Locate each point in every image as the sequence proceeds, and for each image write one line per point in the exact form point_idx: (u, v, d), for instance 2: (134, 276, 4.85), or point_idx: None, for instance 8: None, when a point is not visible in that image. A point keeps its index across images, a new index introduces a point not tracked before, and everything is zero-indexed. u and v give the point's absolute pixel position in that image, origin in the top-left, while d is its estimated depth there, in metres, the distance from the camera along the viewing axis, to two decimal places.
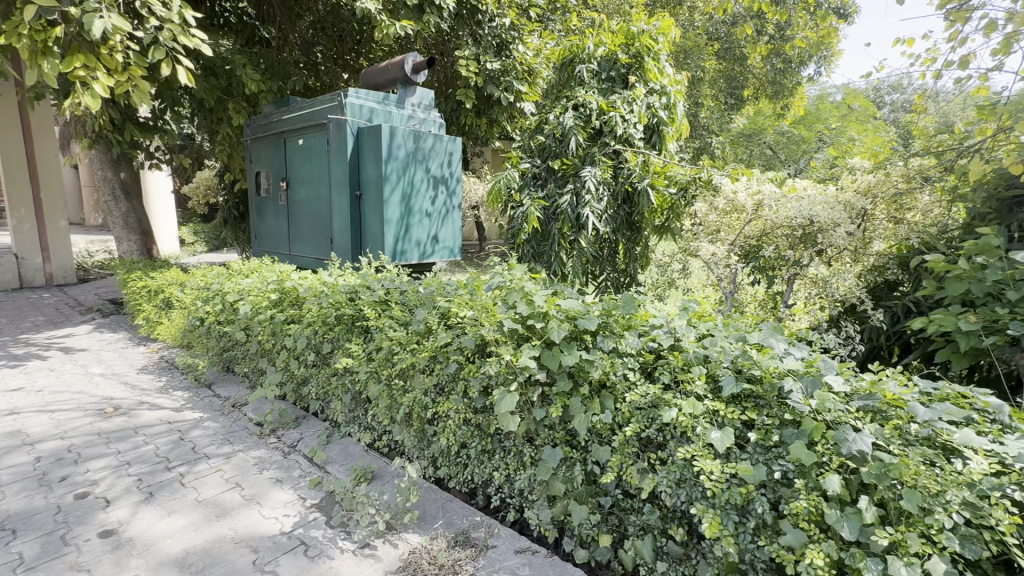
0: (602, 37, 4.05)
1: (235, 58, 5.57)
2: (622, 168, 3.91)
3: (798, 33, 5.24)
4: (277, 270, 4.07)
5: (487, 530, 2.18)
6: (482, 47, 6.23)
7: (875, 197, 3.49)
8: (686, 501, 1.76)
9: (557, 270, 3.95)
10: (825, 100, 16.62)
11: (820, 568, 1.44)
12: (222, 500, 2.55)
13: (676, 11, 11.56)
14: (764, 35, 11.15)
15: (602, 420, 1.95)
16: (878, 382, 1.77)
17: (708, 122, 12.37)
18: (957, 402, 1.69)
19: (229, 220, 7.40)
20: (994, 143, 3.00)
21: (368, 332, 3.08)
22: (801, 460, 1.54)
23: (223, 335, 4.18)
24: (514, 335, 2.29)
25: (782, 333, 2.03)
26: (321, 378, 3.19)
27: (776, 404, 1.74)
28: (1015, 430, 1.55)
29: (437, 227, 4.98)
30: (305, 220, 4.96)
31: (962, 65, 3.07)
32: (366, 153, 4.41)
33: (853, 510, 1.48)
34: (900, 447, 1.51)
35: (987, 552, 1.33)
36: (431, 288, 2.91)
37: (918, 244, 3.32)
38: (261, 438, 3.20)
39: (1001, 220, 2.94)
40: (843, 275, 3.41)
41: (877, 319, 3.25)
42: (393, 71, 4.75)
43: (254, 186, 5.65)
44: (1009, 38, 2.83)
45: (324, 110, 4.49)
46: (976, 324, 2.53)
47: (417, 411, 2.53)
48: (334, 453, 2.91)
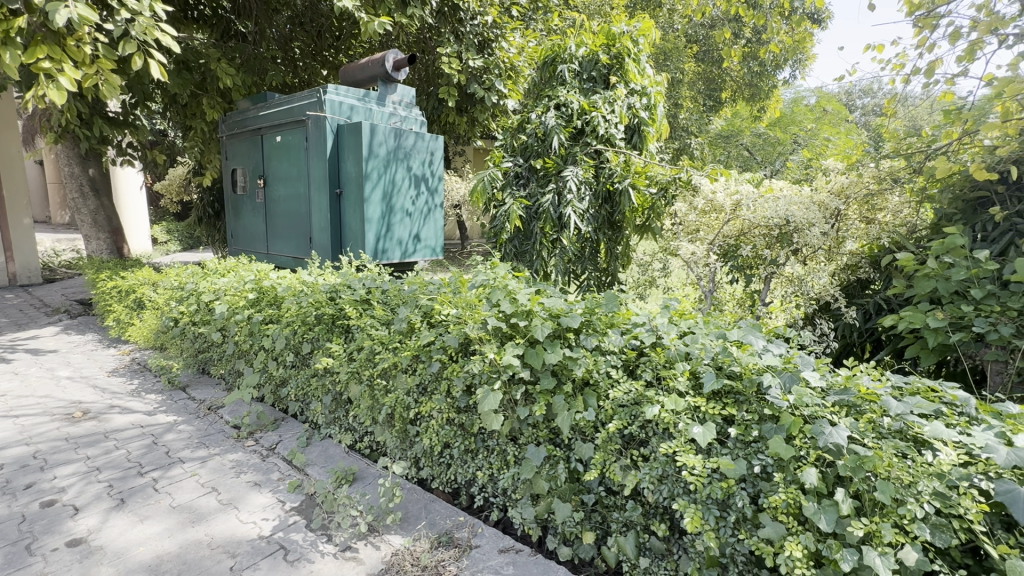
0: (584, 37, 4.06)
1: (209, 51, 5.39)
2: (604, 168, 3.94)
3: (774, 37, 5.34)
4: (255, 268, 3.99)
5: (470, 530, 2.17)
6: (464, 45, 6.18)
7: (847, 197, 3.59)
8: (668, 497, 1.79)
9: (538, 269, 3.96)
10: (799, 103, 17.05)
11: (798, 560, 1.47)
12: (198, 505, 2.48)
13: (656, 14, 11.65)
14: (742, 39, 11.38)
15: (585, 418, 1.95)
16: (853, 376, 1.81)
17: (687, 123, 12.50)
18: (926, 395, 1.74)
19: (204, 218, 7.24)
20: (959, 146, 3.13)
21: (348, 332, 3.04)
22: (779, 454, 1.58)
23: (198, 336, 4.08)
24: (497, 334, 2.27)
25: (759, 330, 2.06)
26: (300, 379, 3.14)
27: (755, 400, 1.77)
28: (981, 423, 1.60)
29: (418, 225, 4.93)
30: (282, 219, 4.87)
31: (929, 71, 3.18)
32: (346, 150, 4.35)
33: (830, 502, 1.51)
34: (874, 440, 1.54)
35: (956, 540, 1.37)
36: (413, 286, 2.88)
37: (889, 244, 3.41)
38: (238, 441, 3.13)
39: (966, 221, 3.08)
40: (818, 274, 3.51)
41: (850, 316, 3.36)
42: (373, 68, 4.70)
43: (230, 183, 5.51)
44: (972, 46, 2.93)
45: (302, 106, 4.40)
46: (943, 321, 2.66)
47: (399, 411, 2.51)
48: (313, 455, 2.85)
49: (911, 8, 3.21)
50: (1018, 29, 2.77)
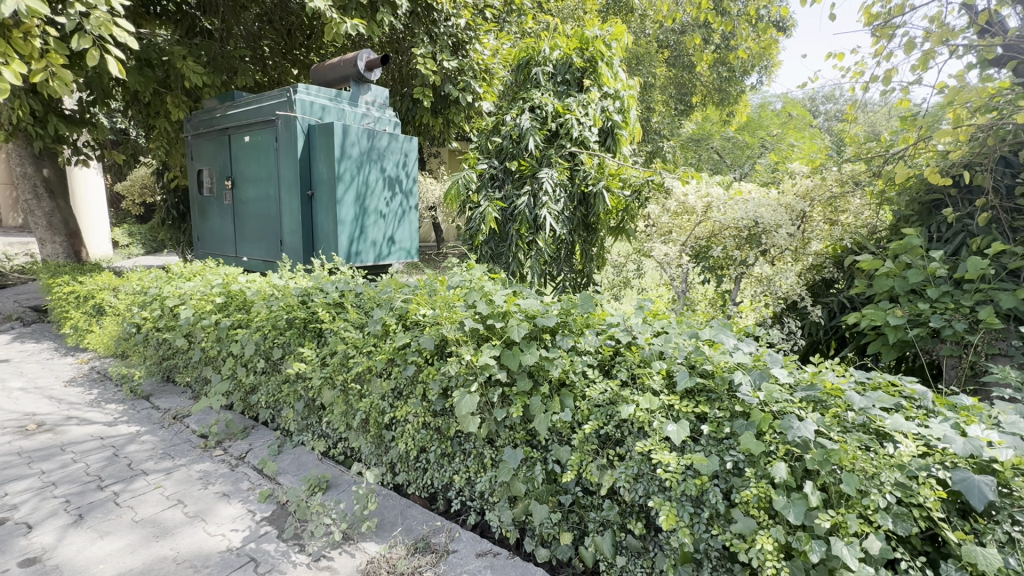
0: (558, 40, 4.08)
1: (173, 48, 5.20)
2: (578, 170, 3.95)
3: (742, 43, 5.49)
4: (223, 272, 3.87)
5: (447, 535, 2.15)
6: (438, 46, 6.14)
7: (812, 200, 3.70)
8: (644, 495, 1.81)
9: (515, 271, 3.96)
10: (766, 108, 17.53)
11: (769, 553, 1.50)
12: (163, 518, 2.39)
13: (628, 18, 11.80)
14: (711, 45, 11.65)
15: (562, 419, 1.96)
16: (818, 373, 1.87)
17: (659, 126, 12.70)
18: (887, 390, 1.81)
19: (167, 220, 7.01)
20: (915, 151, 3.29)
21: (321, 336, 2.98)
22: (750, 450, 1.61)
23: (162, 343, 3.94)
24: (474, 336, 2.27)
25: (730, 328, 2.11)
26: (271, 385, 3.07)
27: (727, 397, 1.80)
28: (938, 414, 1.67)
29: (392, 228, 4.87)
30: (251, 221, 4.74)
31: (886, 79, 3.31)
32: (318, 151, 4.26)
33: (799, 495, 1.54)
34: (839, 434, 1.59)
35: (916, 528, 1.42)
36: (388, 289, 2.83)
37: (851, 245, 3.59)
38: (205, 450, 3.03)
39: (922, 222, 3.27)
40: (785, 274, 3.60)
41: (816, 315, 3.48)
42: (345, 68, 4.62)
43: (196, 184, 5.34)
44: (926, 56, 3.07)
45: (271, 105, 4.30)
46: (902, 318, 2.78)
47: (374, 416, 2.47)
48: (285, 463, 2.79)
49: (869, 18, 3.33)
50: (967, 39, 2.92)
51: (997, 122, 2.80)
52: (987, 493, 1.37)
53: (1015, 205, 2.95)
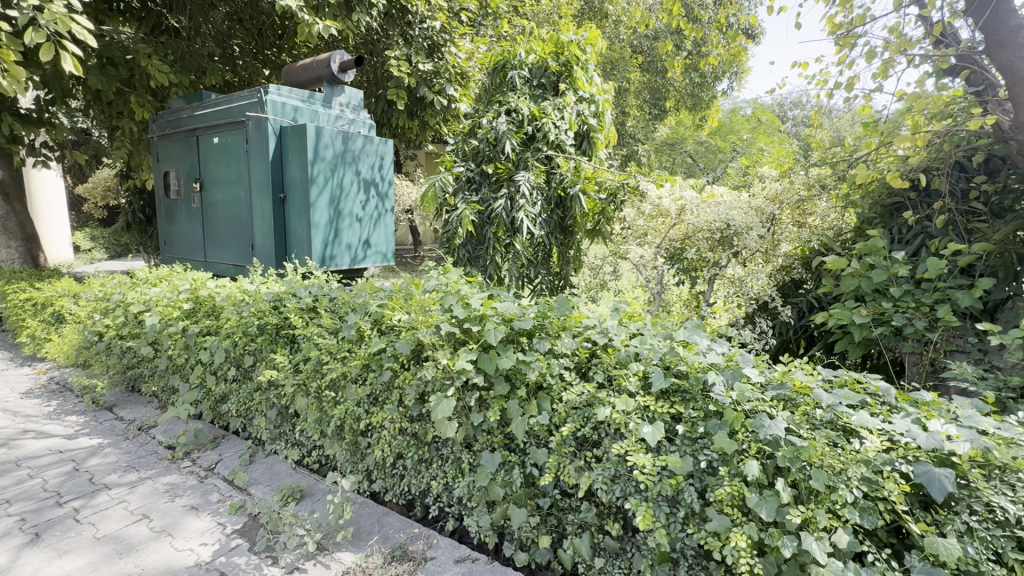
0: (533, 44, 4.09)
1: (138, 47, 5.04)
2: (554, 174, 3.97)
3: (712, 50, 5.61)
4: (191, 277, 3.74)
5: (425, 542, 2.12)
6: (413, 48, 6.11)
7: (781, 203, 3.76)
8: (621, 496, 1.82)
9: (492, 274, 3.96)
10: (737, 113, 18.01)
11: (742, 550, 1.52)
12: (127, 534, 2.29)
13: (603, 23, 11.94)
14: (683, 51, 11.89)
15: (539, 422, 1.97)
16: (788, 372, 1.91)
17: (633, 130, 12.88)
18: (853, 387, 1.88)
19: (133, 224, 6.78)
20: (878, 156, 3.39)
21: (294, 342, 2.91)
22: (724, 449, 1.64)
23: (126, 351, 3.80)
24: (450, 340, 2.25)
25: (704, 330, 2.15)
26: (241, 394, 2.98)
27: (701, 397, 1.83)
28: (901, 410, 1.73)
29: (367, 231, 4.80)
30: (221, 224, 4.61)
31: (849, 86, 3.43)
32: (290, 153, 4.18)
33: (771, 492, 1.57)
34: (808, 431, 1.63)
35: (882, 521, 1.47)
36: (363, 293, 2.80)
37: (818, 246, 3.69)
38: (172, 462, 2.92)
39: (885, 224, 3.43)
40: (756, 275, 3.68)
41: (786, 315, 3.58)
42: (318, 69, 4.55)
43: (162, 186, 5.17)
44: (885, 64, 3.19)
45: (241, 106, 4.20)
46: (867, 317, 2.88)
47: (349, 423, 2.43)
48: (257, 474, 2.71)
49: (832, 27, 3.44)
50: (923, 50, 3.04)
51: (952, 129, 2.93)
52: (947, 485, 1.42)
53: (970, 207, 3.11)
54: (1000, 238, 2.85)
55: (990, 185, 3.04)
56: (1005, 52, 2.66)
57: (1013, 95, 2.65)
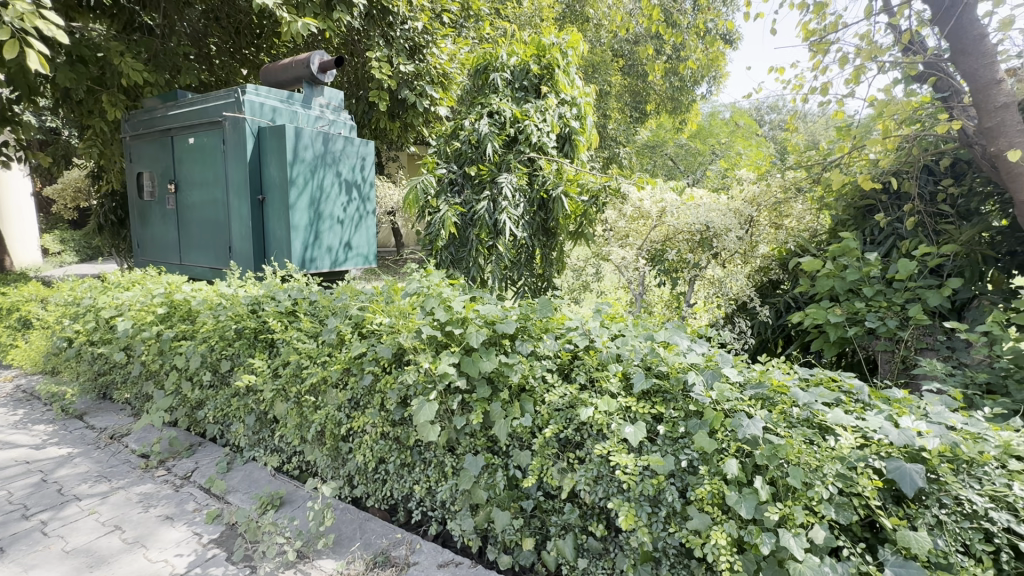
0: (515, 47, 4.09)
1: (110, 44, 4.90)
2: (537, 176, 3.96)
3: (691, 54, 5.71)
4: (165, 280, 3.65)
5: (408, 547, 2.10)
6: (394, 49, 6.07)
7: (759, 205, 3.86)
8: (604, 497, 1.83)
9: (475, 276, 3.95)
10: (716, 117, 18.30)
11: (722, 548, 1.54)
12: (98, 546, 2.22)
13: (584, 27, 12.04)
14: (663, 55, 12.05)
15: (522, 424, 1.97)
16: (766, 371, 1.95)
17: (615, 133, 13.00)
18: (828, 385, 1.92)
19: (104, 226, 6.59)
20: (851, 159, 3.42)
21: (272, 347, 2.86)
22: (704, 448, 1.66)
23: (97, 358, 3.69)
24: (432, 343, 2.23)
25: (684, 330, 2.18)
26: (219, 400, 2.92)
27: (681, 397, 1.85)
28: (873, 407, 1.78)
29: (349, 233, 4.74)
30: (196, 226, 4.51)
31: (823, 91, 3.51)
32: (269, 154, 4.11)
33: (750, 490, 1.59)
34: (786, 429, 1.67)
35: (856, 516, 1.50)
36: (344, 296, 2.76)
37: (795, 248, 3.77)
38: (146, 471, 2.84)
39: (857, 226, 3.52)
40: (735, 275, 3.75)
41: (764, 315, 3.66)
42: (296, 69, 4.49)
43: (136, 188, 5.04)
44: (857, 71, 3.28)
45: (218, 106, 4.12)
46: (841, 317, 2.95)
47: (330, 428, 2.39)
48: (235, 481, 2.66)
49: (806, 33, 3.52)
50: (892, 57, 3.13)
51: (920, 134, 3.03)
52: (917, 480, 1.46)
53: (938, 210, 3.21)
54: (966, 239, 2.95)
55: (956, 188, 3.15)
56: (969, 60, 2.74)
57: (978, 102, 2.74)
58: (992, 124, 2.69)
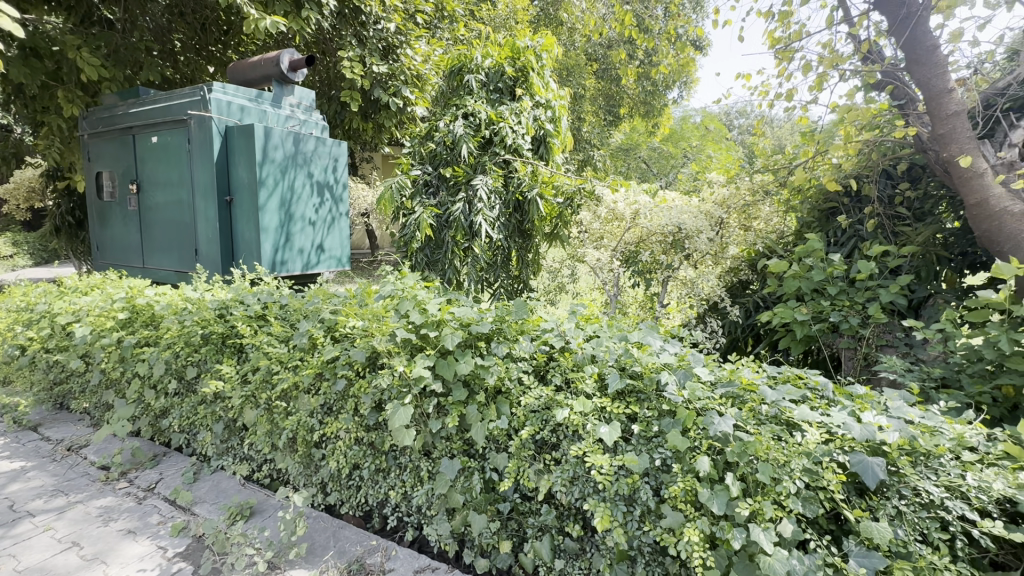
0: (489, 49, 4.09)
1: (66, 38, 4.69)
2: (512, 177, 3.95)
3: (663, 60, 5.81)
4: (126, 285, 3.50)
5: (383, 554, 2.07)
6: (367, 49, 6.00)
7: (728, 208, 4.05)
8: (580, 497, 1.84)
9: (451, 278, 3.92)
10: (688, 121, 18.68)
11: (696, 545, 1.57)
12: (53, 564, 2.11)
13: (558, 31, 12.14)
14: (636, 60, 12.24)
15: (498, 426, 1.96)
16: (736, 369, 2.00)
17: (590, 136, 13.12)
18: (794, 382, 1.98)
19: (61, 228, 6.30)
20: (814, 163, 3.53)
21: (241, 352, 2.78)
22: (677, 447, 1.69)
23: (53, 366, 3.52)
24: (407, 346, 2.21)
25: (657, 331, 2.21)
26: (184, 408, 2.83)
27: (655, 397, 1.88)
28: (837, 403, 1.84)
29: (321, 235, 4.65)
30: (160, 228, 4.35)
31: (789, 97, 3.62)
32: (237, 154, 4.00)
33: (721, 487, 1.63)
34: (755, 426, 1.71)
35: (822, 509, 1.55)
36: (316, 299, 2.71)
37: (763, 249, 3.87)
38: (106, 484, 2.72)
39: (822, 228, 3.65)
40: (706, 276, 3.83)
41: (734, 314, 3.75)
42: (265, 67, 4.38)
43: (94, 188, 4.83)
44: (820, 78, 3.40)
45: (182, 104, 3.99)
46: (807, 315, 3.05)
47: (302, 435, 2.34)
48: (202, 492, 2.57)
49: (772, 41, 3.62)
50: (853, 65, 3.25)
51: (879, 139, 3.16)
52: (879, 472, 1.52)
53: (896, 212, 3.35)
54: (921, 240, 3.10)
55: (912, 192, 3.30)
56: (923, 70, 2.87)
57: (932, 110, 2.87)
58: (944, 130, 2.84)
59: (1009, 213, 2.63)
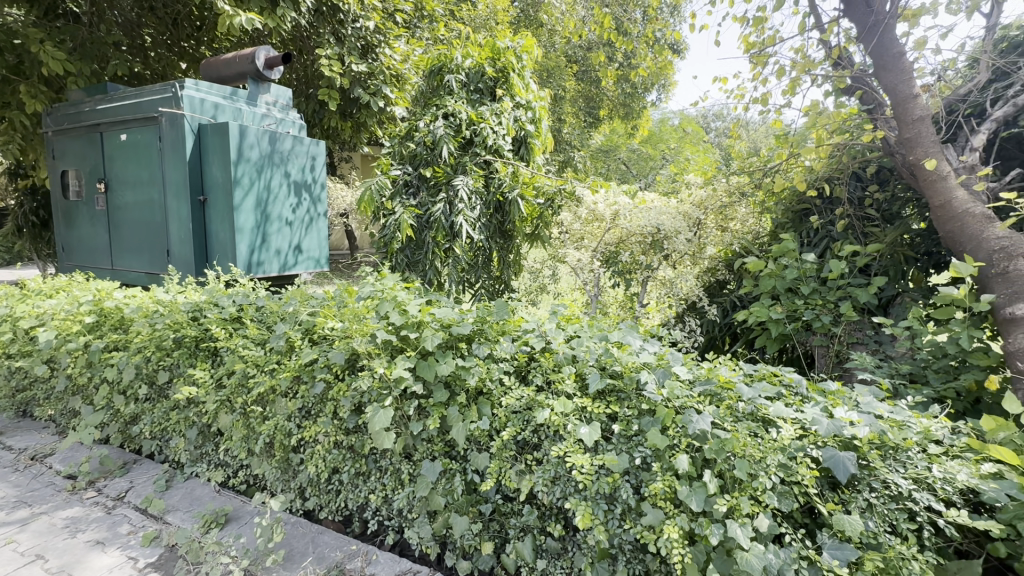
0: (470, 49, 4.08)
1: (28, 31, 4.52)
2: (493, 178, 3.95)
3: (642, 63, 5.88)
4: (93, 287, 3.38)
5: (364, 558, 2.05)
6: (345, 48, 5.93)
7: (706, 209, 4.10)
8: (561, 497, 1.84)
9: (432, 279, 3.89)
10: (666, 123, 18.94)
11: (675, 541, 1.58)
12: None
13: (538, 32, 12.18)
14: (615, 62, 12.35)
15: (480, 427, 1.95)
16: (713, 368, 2.03)
17: (570, 137, 13.20)
18: (770, 379, 2.03)
19: (24, 228, 6.07)
20: (788, 166, 3.62)
21: (216, 355, 2.72)
22: (656, 445, 1.71)
23: (15, 372, 3.38)
24: (386, 348, 2.19)
25: (637, 330, 2.24)
26: (156, 414, 2.75)
27: (635, 396, 1.90)
28: (811, 399, 1.89)
29: (298, 236, 4.57)
30: (130, 228, 4.22)
31: (763, 101, 3.70)
32: (210, 152, 3.90)
33: (699, 484, 1.65)
34: (732, 423, 1.74)
35: (797, 504, 1.58)
36: (293, 301, 2.66)
37: (739, 249, 3.95)
38: (73, 493, 2.62)
39: (795, 228, 3.74)
40: (685, 277, 3.89)
41: (712, 313, 3.82)
42: (240, 64, 4.28)
43: (59, 187, 4.66)
44: (793, 82, 3.48)
45: (153, 101, 3.88)
46: (781, 314, 3.13)
47: (279, 439, 2.29)
48: (175, 500, 2.50)
49: (747, 46, 3.70)
50: (824, 70, 3.34)
51: (849, 143, 3.26)
52: (850, 466, 1.56)
53: (865, 214, 3.45)
54: (890, 241, 3.20)
55: (881, 194, 3.41)
56: (890, 76, 2.96)
57: (899, 114, 2.97)
58: (910, 134, 2.93)
59: (970, 214, 2.69)
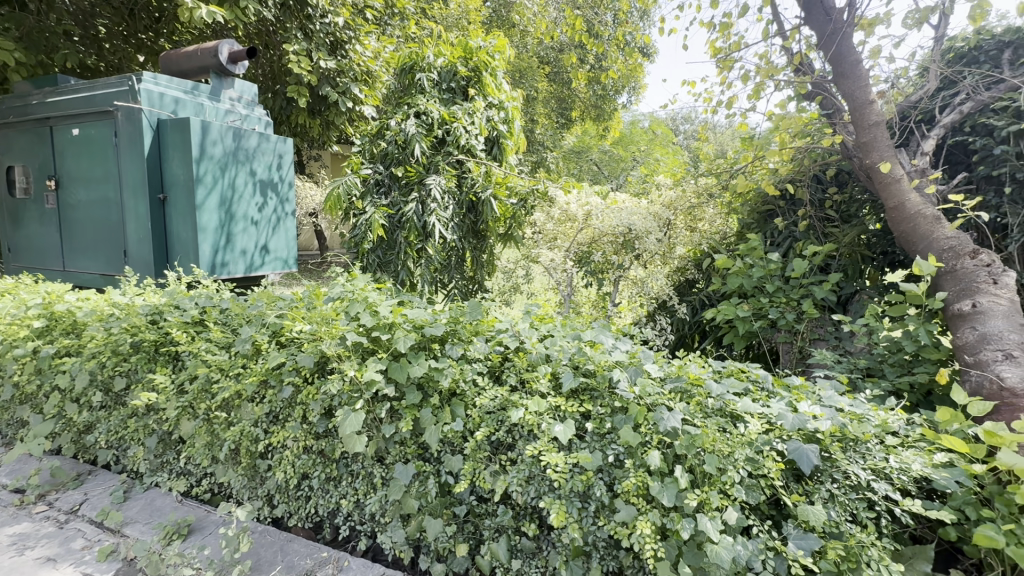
0: (442, 48, 4.04)
1: None
2: (465, 177, 3.93)
3: (613, 65, 5.96)
4: (43, 289, 3.20)
5: (335, 565, 2.00)
6: (313, 43, 5.80)
7: (675, 209, 4.17)
8: (535, 496, 1.85)
9: (404, 279, 3.85)
10: (637, 125, 19.23)
11: (647, 537, 1.61)
12: None
13: (510, 33, 12.18)
14: (586, 64, 12.46)
15: (453, 429, 1.93)
16: (683, 365, 2.07)
17: (543, 138, 13.25)
18: (737, 376, 2.08)
19: None
20: (753, 168, 3.73)
21: (178, 360, 2.61)
22: (629, 442, 1.73)
23: None
24: (357, 350, 2.15)
25: (609, 329, 2.25)
26: (113, 422, 2.62)
27: (607, 394, 1.92)
28: (776, 394, 1.94)
29: (265, 236, 4.44)
30: (83, 227, 4.02)
31: (729, 105, 3.80)
32: (170, 149, 3.76)
33: (670, 479, 1.68)
34: (701, 419, 1.78)
35: (763, 496, 1.63)
36: (259, 303, 2.57)
37: (707, 249, 4.04)
38: (21, 508, 2.48)
39: (760, 228, 3.86)
40: (655, 276, 3.96)
41: (681, 312, 3.90)
42: (202, 57, 4.13)
43: (4, 184, 4.39)
44: (757, 87, 3.59)
45: (107, 95, 3.70)
46: (748, 312, 3.22)
47: (245, 445, 2.22)
48: (133, 511, 2.39)
49: (714, 51, 3.79)
50: (786, 76, 3.45)
51: (810, 147, 3.38)
52: (813, 459, 1.61)
53: (825, 215, 3.59)
54: (848, 241, 3.34)
55: (840, 196, 3.55)
56: (847, 83, 3.09)
57: (856, 119, 3.09)
58: (866, 139, 3.06)
59: (922, 215, 2.83)
